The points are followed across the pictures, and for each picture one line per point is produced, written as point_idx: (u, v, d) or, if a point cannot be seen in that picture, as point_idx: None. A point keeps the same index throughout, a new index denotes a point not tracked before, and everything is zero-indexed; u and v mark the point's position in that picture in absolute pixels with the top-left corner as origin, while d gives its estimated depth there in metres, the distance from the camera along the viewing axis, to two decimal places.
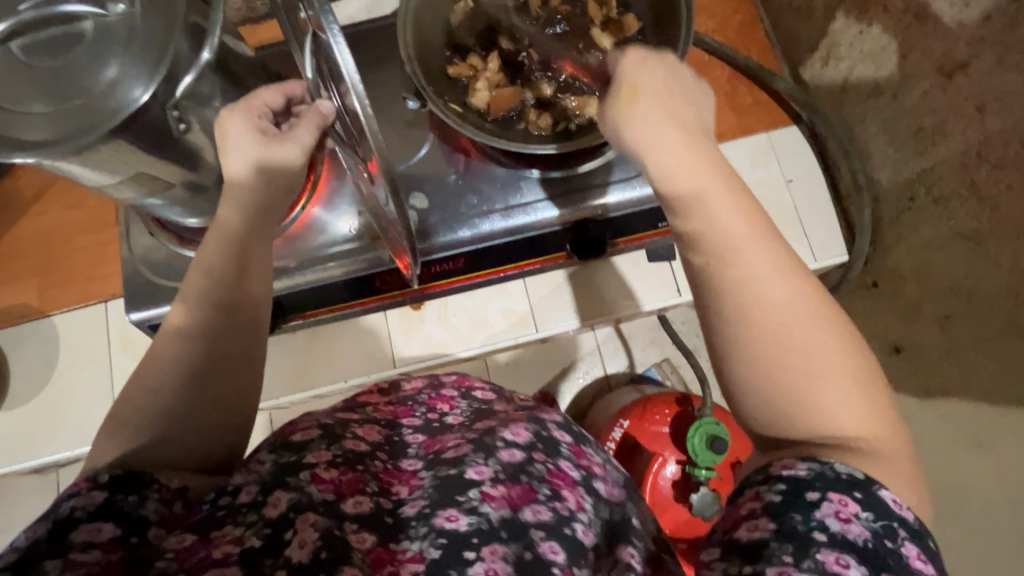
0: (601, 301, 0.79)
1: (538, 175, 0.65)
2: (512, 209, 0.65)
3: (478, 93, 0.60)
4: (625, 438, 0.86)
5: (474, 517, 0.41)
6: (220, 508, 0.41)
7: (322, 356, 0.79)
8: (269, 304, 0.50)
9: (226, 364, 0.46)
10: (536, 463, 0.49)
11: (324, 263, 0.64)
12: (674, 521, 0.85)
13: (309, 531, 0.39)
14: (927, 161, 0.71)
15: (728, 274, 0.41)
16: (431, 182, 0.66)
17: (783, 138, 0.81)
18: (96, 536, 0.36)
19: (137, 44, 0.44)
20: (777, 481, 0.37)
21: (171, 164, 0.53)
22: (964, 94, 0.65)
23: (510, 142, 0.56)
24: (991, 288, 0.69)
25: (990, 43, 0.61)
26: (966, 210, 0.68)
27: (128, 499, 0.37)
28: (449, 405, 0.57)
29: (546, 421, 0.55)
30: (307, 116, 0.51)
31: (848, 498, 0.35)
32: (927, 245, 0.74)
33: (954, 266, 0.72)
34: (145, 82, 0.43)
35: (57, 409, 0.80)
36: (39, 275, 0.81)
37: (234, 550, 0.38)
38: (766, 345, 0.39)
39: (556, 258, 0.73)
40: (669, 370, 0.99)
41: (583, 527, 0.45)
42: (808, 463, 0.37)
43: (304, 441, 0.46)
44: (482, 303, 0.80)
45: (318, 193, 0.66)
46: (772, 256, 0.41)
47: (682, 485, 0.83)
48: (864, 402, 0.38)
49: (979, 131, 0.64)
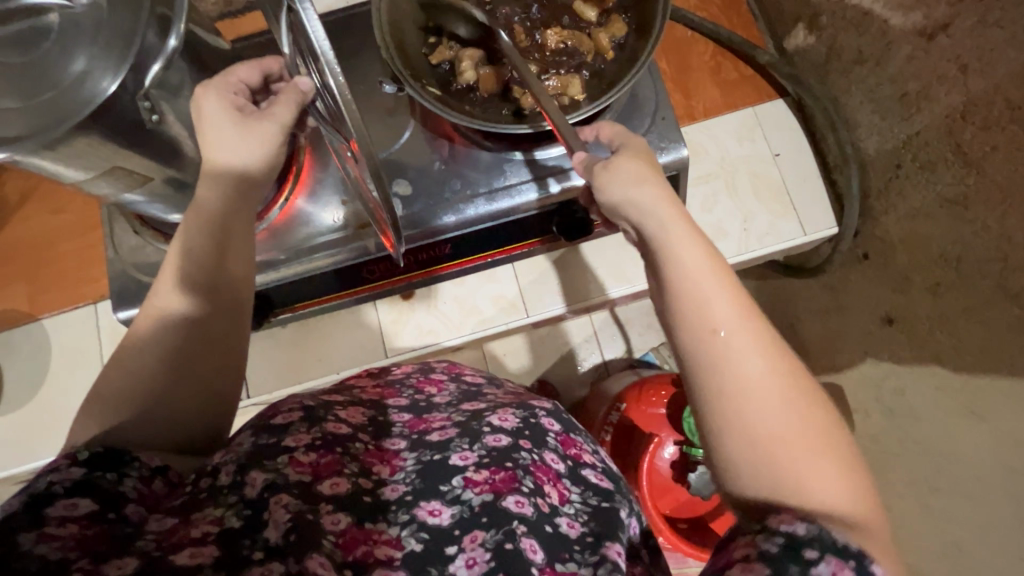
0: (593, 284, 0.84)
1: (520, 157, 0.70)
2: (496, 192, 0.69)
3: (465, 71, 0.67)
4: (624, 419, 0.99)
5: (457, 508, 0.42)
6: (202, 490, 0.40)
7: (320, 347, 0.86)
8: (252, 285, 0.52)
9: (206, 353, 0.47)
10: (521, 452, 0.47)
11: (314, 252, 0.70)
12: (675, 502, 0.97)
13: (281, 511, 0.38)
14: (912, 127, 0.68)
15: (717, 347, 0.40)
16: (415, 169, 0.71)
17: (769, 113, 0.83)
18: (72, 511, 0.36)
19: (103, 36, 0.47)
20: (774, 533, 0.35)
21: (148, 160, 0.55)
22: (947, 56, 0.61)
23: (489, 124, 0.61)
24: (980, 252, 0.62)
25: (971, 2, 0.56)
26: (952, 174, 0.64)
27: (107, 477, 0.38)
28: (437, 387, 0.58)
29: (536, 408, 0.53)
30: (286, 95, 0.51)
31: (844, 563, 0.33)
32: (914, 214, 0.71)
33: (941, 233, 0.67)
34: (115, 71, 0.47)
35: (50, 410, 0.85)
36: (28, 279, 0.88)
37: (212, 530, 0.37)
38: (736, 394, 0.38)
39: (542, 241, 0.77)
40: (667, 354, 1.16)
41: (567, 521, 0.44)
42: (808, 523, 0.34)
43: (285, 423, 0.44)
44: (474, 288, 0.86)
45: (301, 184, 0.71)
46: (760, 335, 0.40)
47: (680, 465, 0.95)
48: (838, 467, 0.36)
49: (964, 93, 0.60)
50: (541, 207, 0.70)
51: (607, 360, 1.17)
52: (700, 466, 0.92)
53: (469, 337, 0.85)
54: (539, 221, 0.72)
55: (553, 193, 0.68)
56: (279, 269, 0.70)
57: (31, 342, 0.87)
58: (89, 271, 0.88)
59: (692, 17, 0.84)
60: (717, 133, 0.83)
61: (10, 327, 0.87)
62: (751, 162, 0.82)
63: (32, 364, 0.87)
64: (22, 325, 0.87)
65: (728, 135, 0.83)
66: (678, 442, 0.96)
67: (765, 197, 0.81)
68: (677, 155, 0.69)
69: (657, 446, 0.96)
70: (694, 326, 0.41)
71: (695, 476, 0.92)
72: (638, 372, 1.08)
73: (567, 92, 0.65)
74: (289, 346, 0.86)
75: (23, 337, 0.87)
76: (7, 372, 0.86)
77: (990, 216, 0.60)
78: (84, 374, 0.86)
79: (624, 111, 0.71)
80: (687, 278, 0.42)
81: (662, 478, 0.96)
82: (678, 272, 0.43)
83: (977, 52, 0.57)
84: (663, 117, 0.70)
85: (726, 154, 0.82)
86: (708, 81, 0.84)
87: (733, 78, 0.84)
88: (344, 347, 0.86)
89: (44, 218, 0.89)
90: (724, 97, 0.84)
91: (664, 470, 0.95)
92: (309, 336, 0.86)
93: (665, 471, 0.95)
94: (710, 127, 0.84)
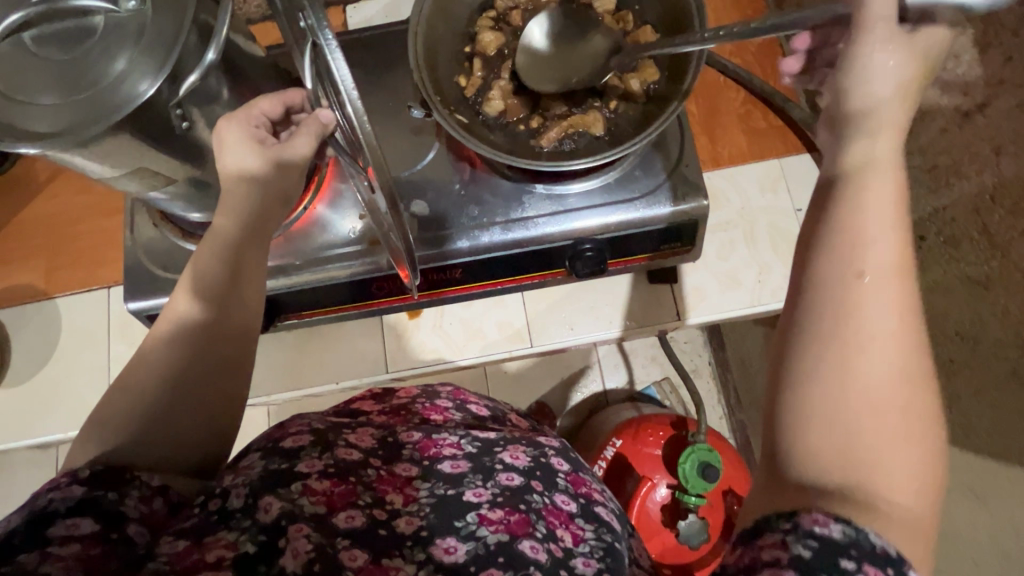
0: (602, 318, 0.85)
1: (539, 191, 0.70)
2: (512, 223, 0.69)
3: (493, 100, 0.67)
4: (617, 456, 0.99)
5: (472, 544, 0.46)
6: (212, 513, 0.43)
7: (324, 354, 0.87)
8: (262, 314, 0.54)
9: (217, 368, 0.50)
10: (534, 494, 0.52)
11: (327, 264, 0.70)
12: (661, 546, 0.96)
13: (301, 541, 0.42)
14: (940, 200, 0.67)
15: (854, 291, 0.37)
16: (435, 189, 0.72)
17: (796, 166, 0.82)
18: (73, 530, 0.39)
19: (146, 41, 0.48)
20: (807, 537, 0.34)
21: (175, 162, 0.56)
22: (982, 134, 0.61)
23: (516, 159, 0.61)
24: (995, 335, 0.64)
25: (1012, 85, 0.58)
26: (976, 254, 0.64)
27: (108, 496, 0.41)
28: (443, 416, 0.64)
29: (546, 447, 0.59)
30: (307, 125, 0.50)
31: (881, 573, 0.33)
32: (935, 286, 0.70)
33: (959, 311, 0.68)
34: (153, 76, 0.48)
35: (52, 388, 0.86)
36: (46, 257, 0.89)
37: (227, 554, 0.41)
38: (845, 363, 0.36)
39: (555, 273, 0.76)
40: (669, 389, 1.16)
41: (582, 560, 0.47)
42: (844, 526, 0.34)
43: (296, 447, 0.49)
44: (481, 312, 0.86)
45: (321, 195, 0.72)
46: (903, 295, 0.37)
47: (670, 509, 0.96)
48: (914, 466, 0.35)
49: (995, 174, 0.61)
50: (557, 240, 0.69)
51: (607, 388, 1.15)
52: (691, 514, 0.92)
53: (469, 362, 0.86)
54: (553, 255, 0.72)
55: (567, 232, 0.68)
56: (291, 277, 0.70)
57: (42, 318, 0.88)
58: (105, 255, 0.89)
59: (725, 63, 0.84)
60: (740, 180, 0.83)
61: (21, 303, 0.88)
62: (770, 215, 0.82)
63: (40, 341, 0.87)
64: (35, 301, 0.88)
65: (751, 184, 0.83)
66: (671, 485, 0.97)
67: (782, 252, 0.81)
68: (694, 206, 0.68)
69: (650, 488, 0.96)
70: (842, 258, 0.38)
71: (684, 523, 0.93)
72: (639, 408, 1.07)
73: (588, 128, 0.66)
74: (293, 350, 0.87)
75: (34, 314, 0.88)
76: (14, 347, 0.87)
77: (1013, 302, 0.61)
78: (90, 357, 0.87)
79: (648, 152, 0.70)
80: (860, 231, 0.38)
81: (653, 520, 0.96)
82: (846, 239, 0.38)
83: (1014, 135, 0.58)
84: (686, 164, 0.70)
85: (747, 203, 0.83)
86: (737, 128, 0.84)
87: (761, 126, 0.84)
88: (345, 356, 0.87)
89: (66, 198, 0.90)
90: (751, 148, 0.83)
91: (654, 512, 0.96)
92: (312, 341, 0.87)
93: (655, 514, 0.95)
94: (736, 175, 0.83)
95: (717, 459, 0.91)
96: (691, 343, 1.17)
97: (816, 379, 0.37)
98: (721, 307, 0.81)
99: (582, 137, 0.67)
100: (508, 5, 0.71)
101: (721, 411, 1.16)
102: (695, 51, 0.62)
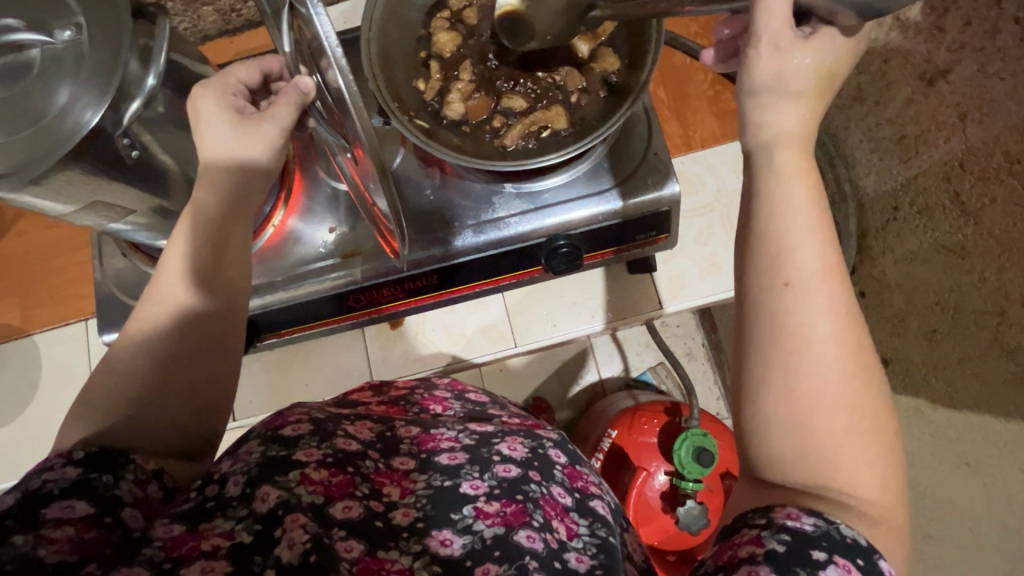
0: (584, 310, 0.86)
1: (510, 190, 0.71)
2: (484, 224, 0.70)
3: (454, 104, 0.68)
4: (615, 446, 1.00)
5: (468, 537, 0.45)
6: (209, 499, 0.42)
7: (313, 367, 0.90)
8: (249, 290, 0.54)
9: (199, 362, 0.49)
10: (531, 484, 0.51)
11: (303, 279, 0.70)
12: (662, 532, 0.98)
13: (298, 531, 0.41)
14: (910, 168, 0.75)
15: (786, 300, 0.41)
16: (409, 189, 0.73)
17: None
18: (68, 512, 0.38)
19: (85, 70, 0.48)
20: (781, 530, 0.38)
21: (131, 192, 0.56)
22: (947, 100, 0.69)
23: (477, 160, 0.61)
24: (974, 305, 0.72)
25: (971, 51, 0.67)
26: (949, 223, 0.72)
27: (103, 479, 0.41)
28: (442, 405, 0.64)
29: (544, 440, 0.58)
30: (286, 95, 0.51)
31: (852, 564, 0.36)
32: (912, 257, 0.76)
33: (935, 279, 0.75)
34: (96, 104, 0.48)
35: (41, 426, 0.87)
36: (19, 296, 0.88)
37: (223, 543, 0.40)
38: (791, 375, 0.40)
39: (532, 272, 0.77)
40: (664, 374, 1.16)
41: (576, 555, 0.47)
42: (814, 519, 0.38)
43: (296, 436, 0.48)
44: (463, 316, 0.87)
45: (292, 207, 0.72)
46: (832, 295, 0.41)
47: (669, 496, 0.97)
48: (869, 451, 0.40)
49: (962, 141, 0.69)
50: (530, 239, 0.70)
51: (603, 377, 1.16)
52: (690, 500, 0.92)
53: (457, 364, 0.87)
54: (528, 253, 0.72)
55: (546, 227, 0.69)
56: (266, 296, 0.70)
57: (22, 357, 0.88)
58: (77, 286, 0.88)
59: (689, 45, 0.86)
60: (714, 163, 0.84)
61: (0, 343, 0.88)
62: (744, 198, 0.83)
63: (23, 381, 0.88)
64: (13, 340, 0.88)
65: (725, 169, 0.84)
66: (668, 472, 0.97)
67: None
68: (669, 193, 0.69)
69: (647, 477, 0.97)
70: (771, 272, 0.42)
71: (683, 510, 0.92)
72: (636, 396, 1.07)
73: (556, 123, 0.67)
74: (279, 370, 0.90)
75: (14, 352, 0.88)
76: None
77: (988, 267, 0.70)
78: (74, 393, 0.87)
79: (617, 142, 0.72)
80: (785, 242, 0.41)
81: (651, 507, 0.97)
82: (775, 253, 0.41)
83: (978, 101, 0.67)
84: (655, 152, 0.71)
85: (722, 186, 0.83)
86: (705, 110, 0.85)
87: (730, 107, 0.85)
88: (330, 369, 0.89)
89: (33, 232, 0.89)
90: (721, 130, 0.85)
91: (654, 500, 0.97)
92: (297, 358, 0.90)
93: (654, 502, 0.97)
94: (710, 159, 0.84)
95: (713, 443, 0.91)
96: (683, 326, 1.18)
97: (769, 389, 0.41)
98: (702, 293, 0.83)
99: (550, 132, 0.67)
100: (463, 4, 0.72)
101: (716, 391, 1.17)
102: (654, 38, 0.63)
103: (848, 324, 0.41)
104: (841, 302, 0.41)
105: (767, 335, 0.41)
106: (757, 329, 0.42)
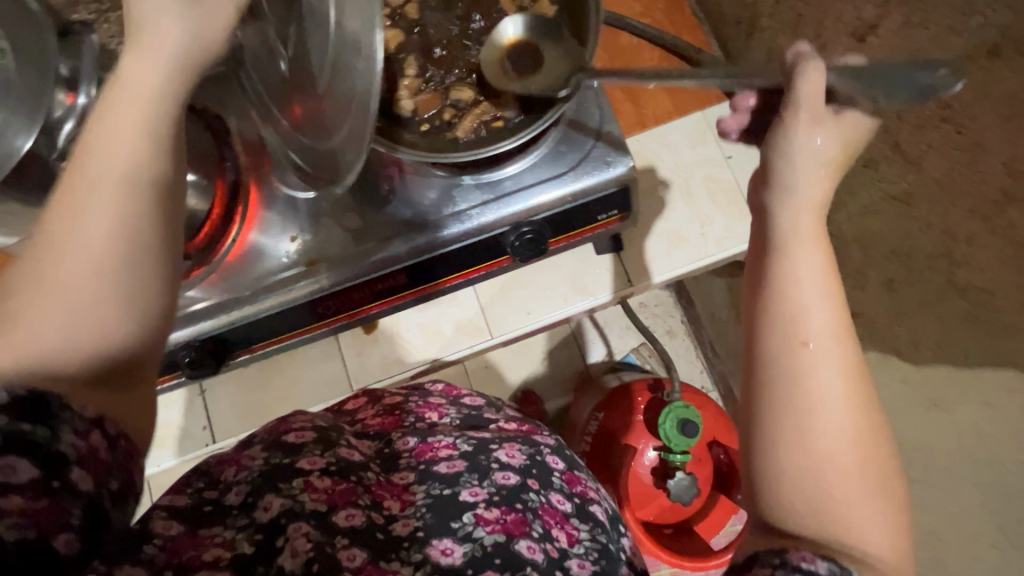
0: (557, 296, 0.86)
1: (468, 181, 0.71)
2: (447, 219, 0.70)
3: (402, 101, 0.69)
4: (603, 428, 1.02)
5: (469, 545, 0.45)
6: (207, 503, 0.44)
7: (292, 380, 0.88)
8: None
9: None
10: (530, 493, 0.51)
11: (268, 291, 0.69)
12: (658, 509, 1.00)
13: (301, 540, 0.41)
14: None
15: (802, 361, 0.40)
16: (369, 192, 0.72)
17: (720, 120, 0.85)
18: (10, 476, 0.31)
19: (11, 97, 0.47)
20: (795, 570, 0.36)
21: None
22: None
23: (428, 153, 0.62)
24: (928, 250, 0.74)
25: None
26: (893, 173, 0.75)
27: (38, 434, 0.32)
28: (438, 412, 0.63)
29: (541, 446, 0.59)
30: None
31: None
32: (866, 211, 0.81)
33: (891, 227, 0.78)
34: (26, 130, 0.47)
35: None
36: None
37: (224, 553, 0.40)
38: (805, 429, 0.40)
39: (501, 261, 0.76)
40: (647, 354, 1.18)
41: (577, 562, 0.47)
42: (829, 563, 0.35)
43: (300, 443, 0.49)
44: (436, 315, 0.87)
45: (249, 223, 0.71)
46: (845, 357, 0.41)
47: (659, 471, 0.98)
48: (885, 513, 0.39)
49: None
50: (496, 228, 0.70)
51: (591, 363, 1.17)
52: (680, 474, 0.96)
53: (436, 362, 0.87)
54: (492, 244, 0.72)
55: (509, 216, 0.70)
56: (231, 313, 0.69)
57: None
58: None
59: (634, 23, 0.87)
60: (668, 138, 0.86)
61: None
62: (706, 167, 0.85)
63: None
64: None
65: (681, 142, 0.85)
66: (657, 448, 0.98)
67: (722, 203, 0.83)
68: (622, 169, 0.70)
69: (637, 455, 0.98)
70: (785, 330, 0.41)
71: (674, 482, 0.96)
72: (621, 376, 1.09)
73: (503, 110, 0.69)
74: (258, 388, 0.88)
75: None
76: None
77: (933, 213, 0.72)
78: None
79: (569, 126, 0.73)
80: (799, 299, 0.41)
81: (644, 485, 0.98)
82: (788, 309, 0.41)
83: None
84: (608, 130, 0.72)
85: (680, 159, 0.85)
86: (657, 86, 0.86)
87: (680, 82, 0.86)
88: (309, 382, 0.88)
89: None
90: (674, 105, 0.86)
91: (644, 476, 0.98)
92: (273, 374, 0.88)
93: (647, 479, 0.98)
94: (664, 134, 0.86)
95: (696, 414, 0.93)
96: (661, 305, 1.20)
97: (780, 443, 0.40)
98: (672, 267, 0.84)
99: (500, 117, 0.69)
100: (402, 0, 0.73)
101: (699, 364, 1.19)
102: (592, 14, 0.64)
103: (860, 390, 0.41)
104: (853, 366, 0.41)
105: (780, 385, 0.40)
106: (770, 383, 0.41)
